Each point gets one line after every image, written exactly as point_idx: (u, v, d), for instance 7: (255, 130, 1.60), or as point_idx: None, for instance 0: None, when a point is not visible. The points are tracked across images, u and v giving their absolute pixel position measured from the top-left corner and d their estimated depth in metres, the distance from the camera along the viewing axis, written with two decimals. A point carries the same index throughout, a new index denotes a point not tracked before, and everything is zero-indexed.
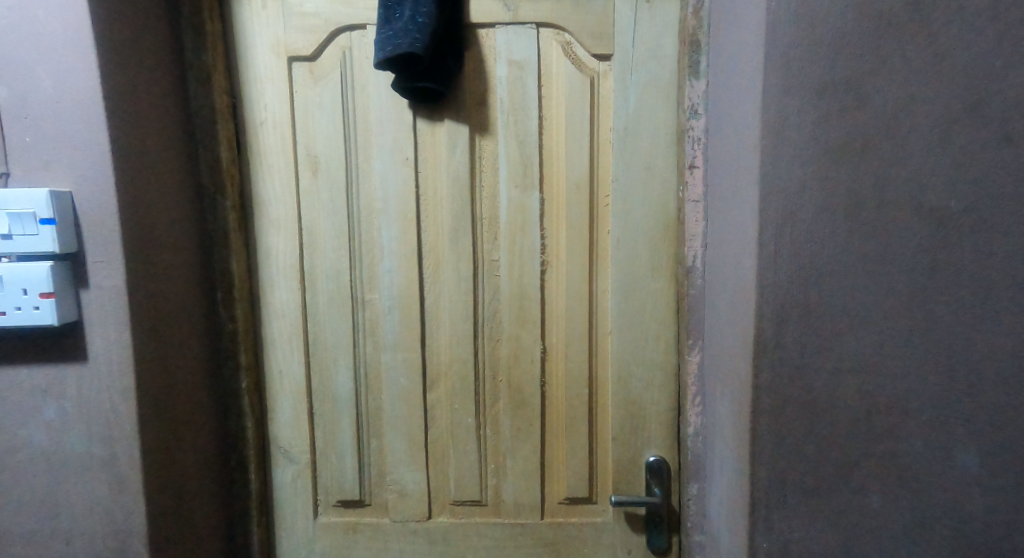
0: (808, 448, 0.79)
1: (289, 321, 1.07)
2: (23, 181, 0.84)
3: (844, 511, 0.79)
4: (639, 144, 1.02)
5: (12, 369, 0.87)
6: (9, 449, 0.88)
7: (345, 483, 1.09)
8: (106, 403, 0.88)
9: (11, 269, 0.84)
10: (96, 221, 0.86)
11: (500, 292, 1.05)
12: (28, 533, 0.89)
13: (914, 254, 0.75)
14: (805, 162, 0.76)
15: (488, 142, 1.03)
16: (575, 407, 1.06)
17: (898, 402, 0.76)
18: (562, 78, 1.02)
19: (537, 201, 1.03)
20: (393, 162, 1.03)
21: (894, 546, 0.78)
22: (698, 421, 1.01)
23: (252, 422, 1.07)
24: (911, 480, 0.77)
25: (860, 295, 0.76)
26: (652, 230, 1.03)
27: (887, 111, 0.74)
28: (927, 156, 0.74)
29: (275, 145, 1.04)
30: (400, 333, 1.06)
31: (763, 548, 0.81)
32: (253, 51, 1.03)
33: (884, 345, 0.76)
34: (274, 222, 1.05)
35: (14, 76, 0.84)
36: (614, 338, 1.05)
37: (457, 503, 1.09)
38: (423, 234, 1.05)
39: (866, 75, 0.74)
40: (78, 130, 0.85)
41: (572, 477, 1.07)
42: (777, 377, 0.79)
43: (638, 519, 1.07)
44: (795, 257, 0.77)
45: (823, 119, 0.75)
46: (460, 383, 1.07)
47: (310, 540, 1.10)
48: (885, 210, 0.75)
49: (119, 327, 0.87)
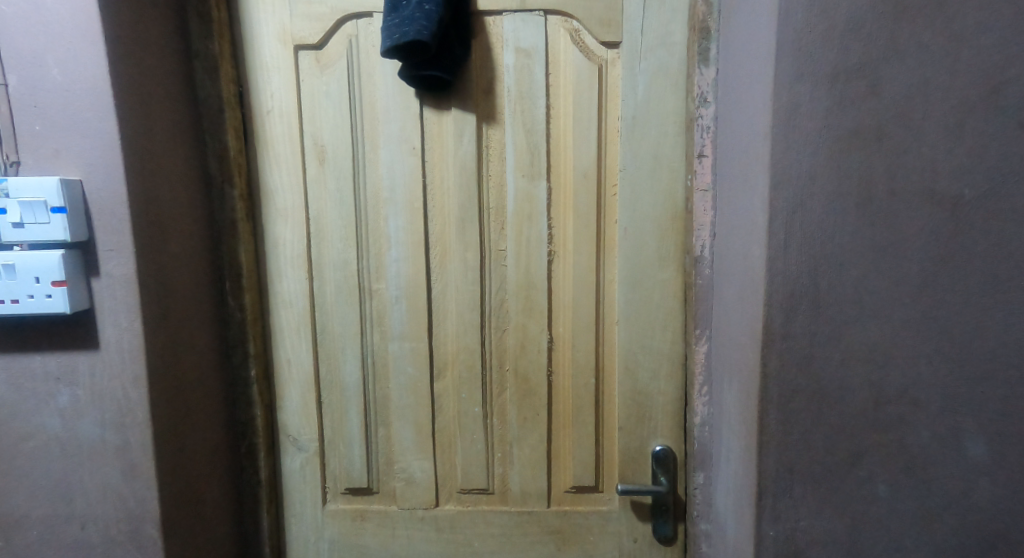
0: (815, 438, 0.79)
1: (297, 310, 1.07)
2: (34, 169, 0.85)
3: (852, 500, 0.79)
4: (648, 133, 1.01)
5: (24, 357, 0.88)
6: (23, 435, 0.89)
7: (354, 470, 1.09)
8: (118, 390, 0.89)
9: (23, 258, 0.84)
10: (106, 210, 0.86)
11: (507, 282, 1.05)
12: (42, 518, 0.90)
13: (925, 244, 0.74)
14: (816, 151, 0.76)
15: (495, 131, 1.03)
16: (582, 396, 1.07)
17: (908, 392, 0.76)
18: (569, 65, 1.01)
19: (544, 190, 1.03)
20: (400, 151, 1.03)
21: (902, 534, 0.78)
22: (705, 411, 1.01)
23: (261, 410, 1.07)
24: (920, 470, 0.77)
25: (870, 285, 0.76)
26: (660, 219, 1.03)
27: (900, 100, 0.73)
28: (941, 145, 0.73)
29: (282, 134, 1.04)
30: (408, 322, 1.06)
31: (770, 536, 0.81)
32: (260, 39, 1.03)
33: (893, 335, 0.76)
34: (281, 211, 1.05)
35: (24, 64, 0.84)
36: (622, 328, 1.05)
37: (464, 491, 1.10)
38: (430, 224, 1.05)
39: (878, 62, 0.74)
40: (87, 117, 0.85)
41: (578, 466, 1.08)
42: (786, 367, 0.79)
43: (645, 508, 1.08)
44: (805, 247, 0.77)
45: (835, 107, 0.75)
46: (467, 372, 1.07)
47: (319, 526, 1.11)
48: (897, 200, 0.75)
49: (130, 315, 0.88)
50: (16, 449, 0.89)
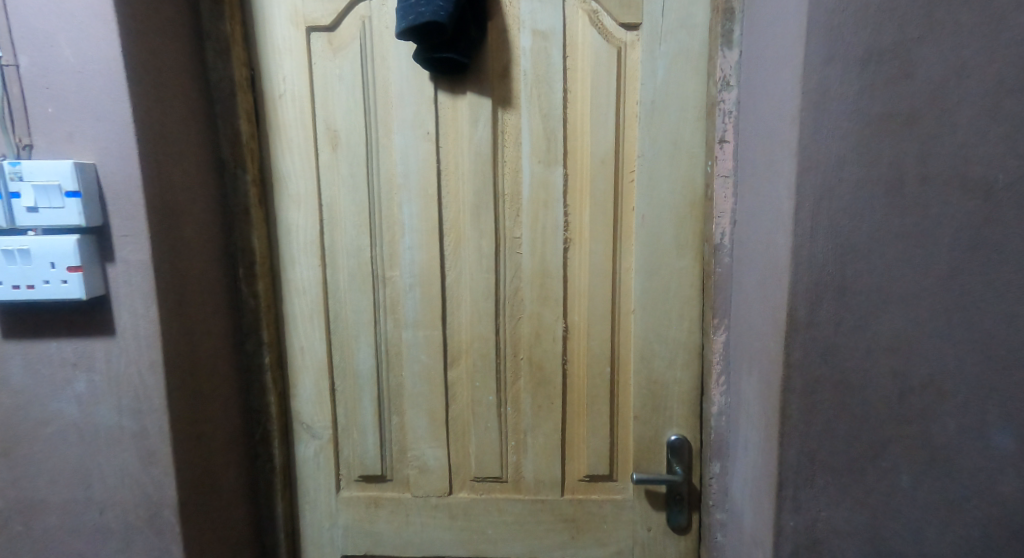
0: (838, 429, 0.78)
1: (310, 298, 1.06)
2: (47, 153, 0.84)
3: (873, 491, 0.78)
4: (666, 118, 0.99)
5: (40, 343, 0.87)
6: (40, 421, 0.88)
7: (368, 458, 1.09)
8: (135, 376, 0.88)
9: (37, 243, 0.83)
10: (120, 195, 0.85)
11: (522, 269, 1.04)
12: (60, 504, 0.90)
13: (954, 233, 0.73)
14: (844, 137, 0.74)
15: (511, 116, 1.01)
16: (598, 386, 1.06)
17: (933, 382, 0.75)
18: (588, 48, 0.99)
19: (560, 176, 1.01)
20: (413, 137, 1.01)
21: (924, 525, 0.77)
22: (722, 401, 1.01)
23: (275, 397, 1.07)
24: (942, 460, 0.76)
25: (897, 273, 0.75)
26: (678, 206, 1.01)
27: (934, 81, 0.71)
28: (974, 129, 0.71)
29: (294, 119, 1.02)
30: (422, 310, 1.05)
31: (791, 527, 0.80)
32: (271, 21, 1.01)
33: (919, 324, 0.75)
34: (294, 197, 1.04)
35: (36, 45, 0.82)
36: (637, 318, 1.04)
37: (478, 479, 1.09)
38: (444, 210, 1.04)
39: (913, 43, 0.71)
40: (101, 99, 0.83)
41: (593, 455, 1.07)
42: (809, 356, 0.78)
43: (659, 497, 1.07)
44: (832, 235, 0.76)
45: (866, 89, 0.73)
46: (481, 360, 1.06)
47: (333, 513, 1.11)
48: (927, 185, 0.73)
49: (146, 301, 0.87)
50: (34, 436, 0.89)
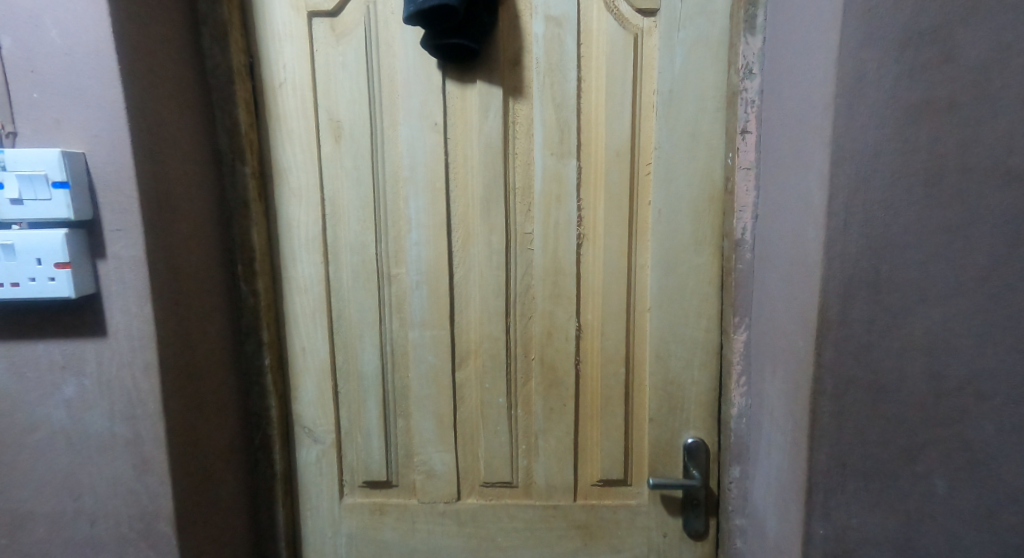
0: (871, 432, 0.74)
1: (312, 297, 1.02)
2: (32, 141, 0.79)
3: (907, 497, 0.74)
4: (684, 108, 0.95)
5: (27, 345, 0.83)
6: (27, 427, 0.84)
7: (372, 463, 1.04)
8: (127, 379, 0.83)
9: (22, 237, 0.78)
10: (112, 187, 0.80)
11: (534, 266, 1.00)
12: (50, 516, 0.86)
13: (995, 226, 0.69)
14: (880, 125, 0.70)
15: (523, 106, 0.97)
16: (612, 388, 1.02)
17: (971, 384, 0.71)
18: (603, 35, 0.95)
19: (574, 169, 0.97)
20: (420, 128, 0.97)
21: (960, 534, 0.73)
22: (743, 402, 0.97)
23: (275, 400, 1.02)
24: (979, 465, 0.72)
25: (935, 270, 0.71)
26: (697, 200, 0.97)
27: (977, 64, 0.67)
28: (1019, 116, 0.67)
29: (295, 109, 0.98)
30: (428, 309, 1.01)
31: (820, 534, 0.77)
32: (271, 6, 0.96)
33: (957, 323, 0.71)
34: (295, 191, 0.99)
35: (19, 25, 0.78)
36: (653, 316, 1.00)
37: (487, 485, 1.05)
38: (452, 204, 0.99)
39: (954, 25, 0.68)
40: (90, 85, 0.79)
41: (607, 459, 1.03)
42: (841, 356, 0.74)
43: (675, 502, 1.03)
44: (865, 230, 0.72)
45: (904, 75, 0.69)
46: (490, 361, 1.02)
47: (336, 521, 1.06)
48: (968, 176, 0.69)
49: (140, 300, 0.82)
50: (21, 443, 0.84)
